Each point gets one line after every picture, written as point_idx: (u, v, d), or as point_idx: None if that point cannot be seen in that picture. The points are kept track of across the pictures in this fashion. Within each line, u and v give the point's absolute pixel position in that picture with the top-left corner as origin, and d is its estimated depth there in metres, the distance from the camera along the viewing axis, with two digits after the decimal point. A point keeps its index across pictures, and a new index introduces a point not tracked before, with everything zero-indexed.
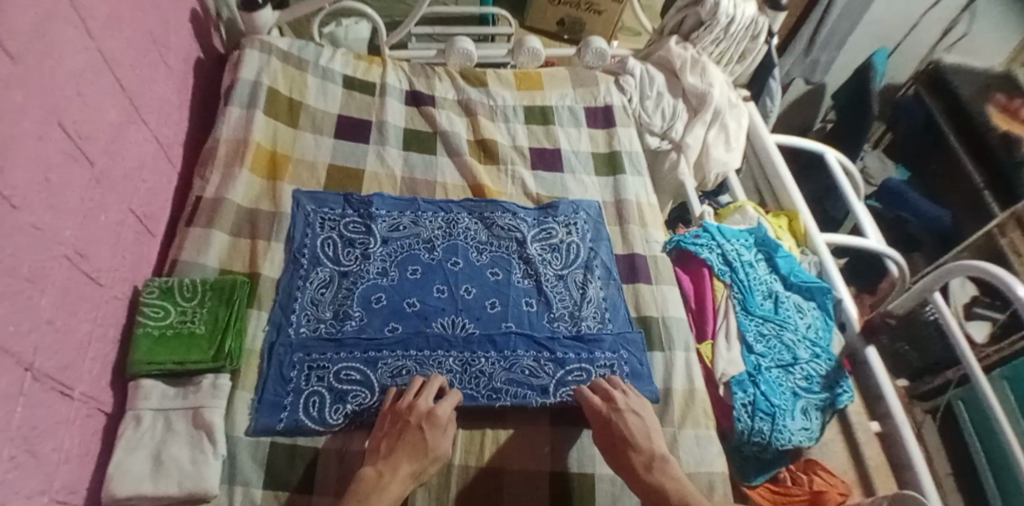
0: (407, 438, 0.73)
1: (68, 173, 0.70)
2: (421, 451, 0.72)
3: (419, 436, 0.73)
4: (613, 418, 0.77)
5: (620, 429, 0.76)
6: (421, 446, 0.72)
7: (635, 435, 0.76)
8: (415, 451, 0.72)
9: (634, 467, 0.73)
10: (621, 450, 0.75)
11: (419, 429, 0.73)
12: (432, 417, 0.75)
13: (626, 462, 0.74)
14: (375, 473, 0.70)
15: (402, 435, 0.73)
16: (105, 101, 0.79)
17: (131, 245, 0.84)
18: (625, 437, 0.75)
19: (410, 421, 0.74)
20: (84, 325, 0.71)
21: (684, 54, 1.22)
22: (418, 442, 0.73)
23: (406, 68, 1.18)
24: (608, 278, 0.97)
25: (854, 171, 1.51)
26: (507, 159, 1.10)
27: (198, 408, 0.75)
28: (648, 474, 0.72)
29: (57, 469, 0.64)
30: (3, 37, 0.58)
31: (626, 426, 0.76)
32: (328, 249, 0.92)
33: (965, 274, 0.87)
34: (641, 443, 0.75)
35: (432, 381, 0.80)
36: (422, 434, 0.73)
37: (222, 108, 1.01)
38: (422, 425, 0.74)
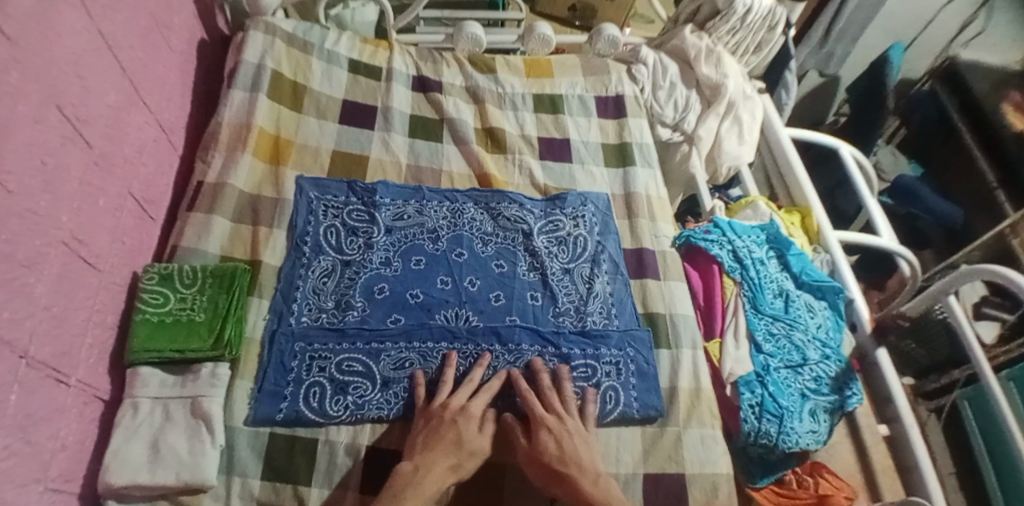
0: (443, 434, 0.72)
1: (66, 156, 0.68)
2: (456, 445, 0.72)
3: (453, 432, 0.73)
4: (547, 431, 0.74)
5: (558, 442, 0.73)
6: (455, 441, 0.72)
7: (574, 450, 0.73)
8: (451, 446, 0.71)
9: (573, 479, 0.70)
10: (556, 468, 0.71)
11: (453, 423, 0.74)
12: (466, 412, 0.75)
13: (559, 476, 0.71)
14: (411, 467, 0.69)
15: (437, 432, 0.73)
16: (104, 83, 0.77)
17: (131, 230, 0.83)
18: (565, 453, 0.72)
19: (445, 418, 0.74)
20: (81, 311, 0.70)
21: (699, 43, 1.18)
22: (452, 438, 0.72)
23: (414, 53, 1.15)
24: (616, 272, 0.95)
25: (869, 166, 1.47)
26: (514, 148, 1.08)
27: (196, 397, 0.74)
28: (589, 487, 0.70)
29: (54, 456, 0.63)
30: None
31: (560, 441, 0.73)
32: (331, 238, 0.91)
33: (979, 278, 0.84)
34: (581, 458, 0.72)
35: (467, 383, 0.79)
36: (456, 429, 0.73)
37: (224, 91, 0.99)
38: (456, 421, 0.74)
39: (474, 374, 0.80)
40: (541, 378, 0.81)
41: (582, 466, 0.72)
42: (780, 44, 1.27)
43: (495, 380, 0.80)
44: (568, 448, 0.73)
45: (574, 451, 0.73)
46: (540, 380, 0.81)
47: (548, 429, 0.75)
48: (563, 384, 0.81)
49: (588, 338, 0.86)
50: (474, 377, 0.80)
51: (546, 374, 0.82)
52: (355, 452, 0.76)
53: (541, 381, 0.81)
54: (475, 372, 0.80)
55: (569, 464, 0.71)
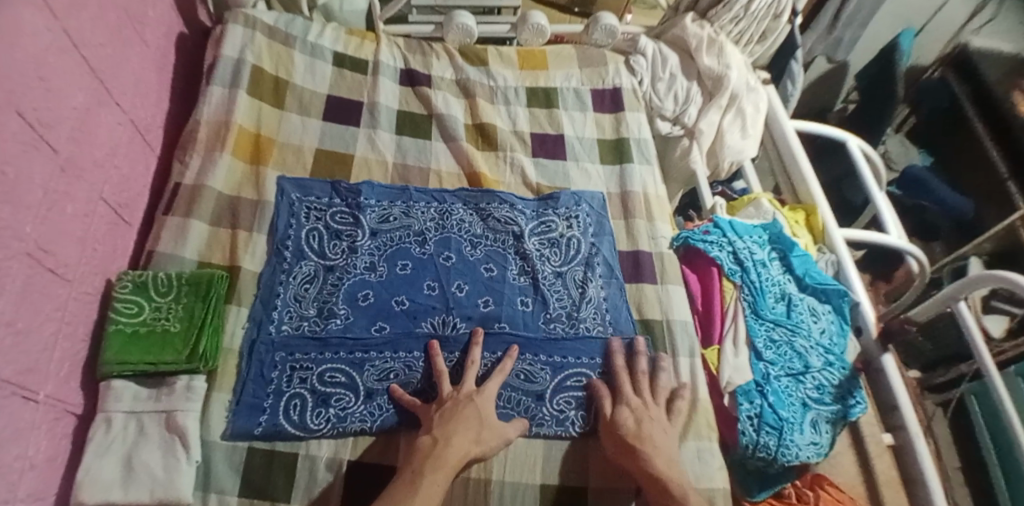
0: (462, 411, 0.71)
1: (28, 163, 0.65)
2: (477, 422, 0.71)
3: (473, 408, 0.72)
4: (629, 408, 0.76)
5: (636, 420, 0.74)
6: (476, 416, 0.71)
7: (649, 428, 0.74)
8: (472, 422, 0.70)
9: (645, 457, 0.71)
10: (629, 446, 0.72)
11: (471, 401, 0.73)
12: (482, 391, 0.74)
13: (632, 453, 0.71)
14: (430, 440, 0.68)
15: (456, 410, 0.71)
16: (72, 82, 0.74)
17: (103, 236, 0.80)
18: (640, 430, 0.73)
19: (461, 400, 0.73)
20: (49, 324, 0.67)
21: (700, 33, 1.13)
22: (473, 413, 0.71)
23: (402, 45, 1.10)
24: (610, 276, 0.91)
25: (876, 159, 1.42)
26: (505, 144, 1.04)
27: (171, 412, 0.71)
28: (660, 464, 0.70)
29: (22, 476, 0.61)
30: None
31: (640, 420, 0.74)
32: (313, 241, 0.87)
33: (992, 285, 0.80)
34: (656, 439, 0.73)
35: (470, 367, 0.77)
36: (475, 407, 0.72)
37: (203, 87, 0.95)
38: (474, 399, 0.73)
39: (473, 353, 0.79)
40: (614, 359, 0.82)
41: (655, 444, 0.72)
42: (786, 33, 1.22)
43: (508, 361, 0.79)
44: (629, 430, 0.73)
45: (649, 431, 0.73)
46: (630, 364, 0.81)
47: (632, 407, 0.76)
48: (629, 373, 0.80)
49: (582, 346, 0.83)
50: (474, 360, 0.78)
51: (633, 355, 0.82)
52: (336, 467, 0.73)
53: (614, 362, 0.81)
54: (474, 352, 0.79)
55: (642, 442, 0.72)
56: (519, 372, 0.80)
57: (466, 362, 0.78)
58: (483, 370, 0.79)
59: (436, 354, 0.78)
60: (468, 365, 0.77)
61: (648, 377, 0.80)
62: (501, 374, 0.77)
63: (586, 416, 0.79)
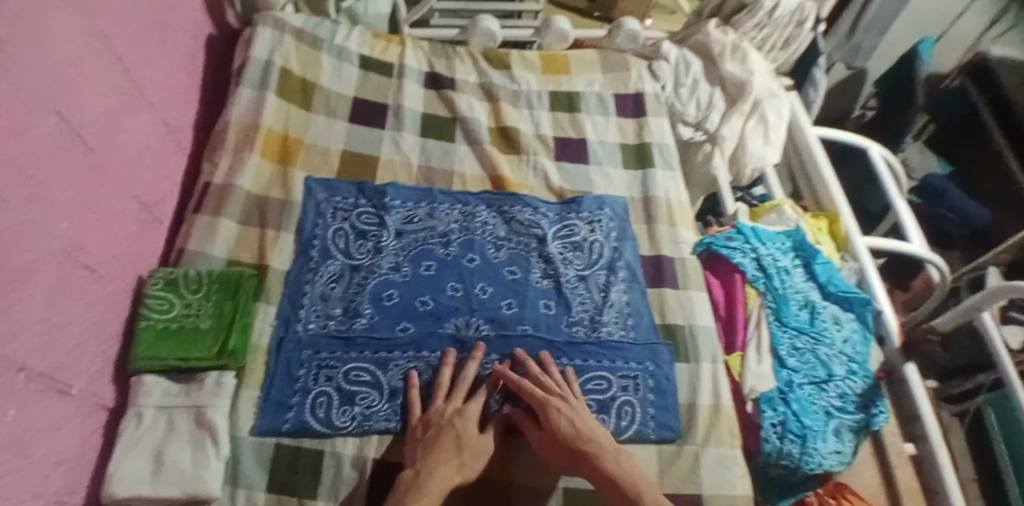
0: (443, 438, 0.71)
1: (63, 161, 0.66)
2: (457, 446, 0.71)
3: (452, 436, 0.71)
4: (558, 412, 0.72)
5: (572, 424, 0.72)
6: (455, 443, 0.71)
7: (588, 428, 0.72)
8: (451, 448, 0.70)
9: (595, 458, 0.69)
10: (575, 449, 0.70)
11: (451, 426, 0.72)
12: (463, 415, 0.74)
13: (585, 456, 0.69)
14: (412, 474, 0.67)
15: (435, 438, 0.71)
16: (104, 82, 0.75)
17: (135, 234, 0.82)
18: (580, 431, 0.71)
19: (444, 425, 0.72)
20: (81, 319, 0.68)
21: (724, 39, 1.14)
22: (451, 440, 0.71)
23: (426, 48, 1.11)
24: (633, 281, 0.91)
25: (897, 168, 1.41)
26: (529, 148, 1.04)
27: (199, 407, 0.73)
28: (613, 465, 0.68)
29: (53, 470, 0.62)
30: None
31: (575, 421, 0.72)
32: (339, 241, 0.88)
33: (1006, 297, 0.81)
34: (598, 436, 0.71)
35: (460, 383, 0.77)
36: (455, 432, 0.72)
37: (233, 88, 0.97)
38: (454, 423, 0.73)
39: (466, 369, 0.78)
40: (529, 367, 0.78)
41: (599, 442, 0.70)
42: (809, 40, 1.22)
43: (495, 376, 0.78)
44: (583, 429, 0.72)
45: (589, 429, 0.72)
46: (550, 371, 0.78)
47: (559, 411, 0.73)
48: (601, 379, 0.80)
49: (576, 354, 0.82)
50: (464, 374, 0.78)
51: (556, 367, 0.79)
52: (362, 465, 0.74)
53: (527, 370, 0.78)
54: (469, 367, 0.78)
55: (585, 442, 0.70)
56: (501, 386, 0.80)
57: (456, 379, 0.78)
58: (475, 381, 0.80)
59: (446, 362, 0.79)
60: (456, 382, 0.78)
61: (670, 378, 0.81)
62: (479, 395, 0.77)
63: (607, 419, 0.79)
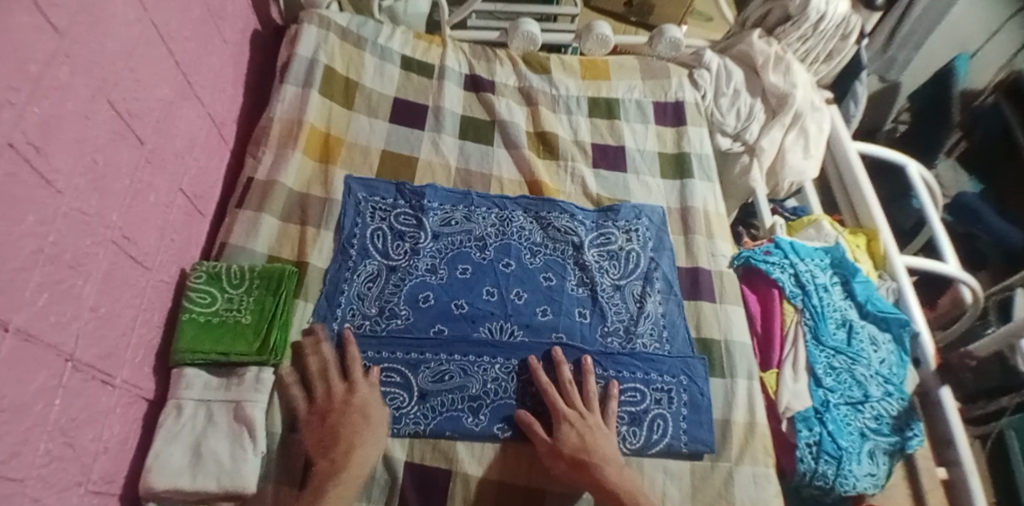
0: (349, 418, 0.71)
1: (116, 153, 0.67)
2: (365, 426, 0.71)
3: (358, 414, 0.72)
4: (569, 425, 0.74)
5: (579, 435, 0.73)
6: (362, 418, 0.72)
7: (596, 442, 0.73)
8: (359, 428, 0.71)
9: (600, 469, 0.71)
10: (579, 461, 0.71)
11: (354, 405, 0.73)
12: (356, 389, 0.74)
13: (583, 465, 0.71)
14: (328, 461, 0.68)
15: (339, 419, 0.71)
16: (156, 75, 0.76)
17: (181, 226, 0.83)
18: (588, 444, 0.73)
19: (345, 404, 0.73)
20: (127, 310, 0.69)
21: (768, 50, 1.12)
22: (357, 418, 0.72)
23: (467, 50, 1.12)
24: (669, 293, 0.91)
25: (935, 185, 1.37)
26: (568, 154, 1.04)
27: (239, 402, 0.74)
28: (615, 477, 0.70)
29: (95, 459, 0.63)
30: (45, 5, 0.54)
31: (584, 434, 0.73)
32: (377, 241, 0.89)
33: None
34: (604, 448, 0.73)
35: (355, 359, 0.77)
36: (360, 409, 0.72)
37: (277, 85, 0.98)
38: (356, 401, 0.73)
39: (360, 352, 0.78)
40: (560, 372, 0.79)
41: (605, 453, 0.72)
42: (854, 53, 1.20)
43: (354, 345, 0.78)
44: (593, 441, 0.73)
45: (596, 441, 0.73)
46: (586, 380, 0.79)
47: (570, 423, 0.74)
48: (584, 378, 0.79)
49: (507, 354, 0.81)
50: (354, 353, 0.78)
51: (593, 376, 0.80)
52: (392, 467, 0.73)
53: (559, 376, 0.79)
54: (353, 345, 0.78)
55: (591, 454, 0.72)
56: (391, 370, 0.78)
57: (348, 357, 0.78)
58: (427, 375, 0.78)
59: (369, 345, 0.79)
60: (345, 357, 0.78)
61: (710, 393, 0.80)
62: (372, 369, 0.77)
63: (639, 433, 0.78)
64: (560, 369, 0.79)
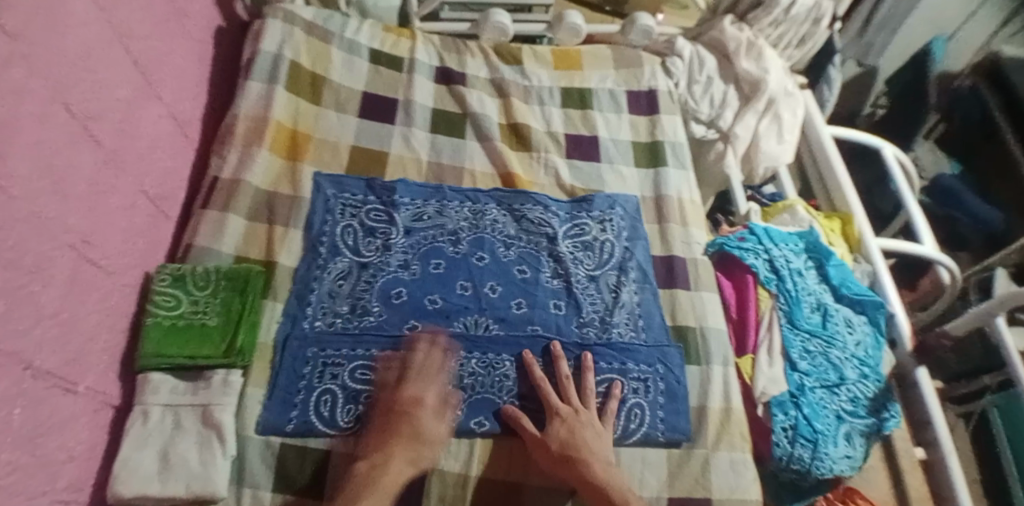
0: (401, 426, 0.71)
1: (75, 155, 0.65)
2: (415, 438, 0.71)
3: (409, 425, 0.71)
4: (560, 420, 0.74)
5: (568, 429, 0.73)
6: (413, 433, 0.71)
7: (582, 437, 0.73)
8: (409, 439, 0.70)
9: (584, 462, 0.70)
10: (567, 456, 0.71)
11: (410, 415, 0.72)
12: (422, 404, 0.73)
13: (570, 461, 0.71)
14: (366, 467, 0.68)
15: (390, 427, 0.71)
16: (116, 75, 0.74)
17: (144, 228, 0.81)
18: (575, 438, 0.72)
19: (403, 412, 0.72)
20: (91, 315, 0.68)
21: (739, 36, 1.12)
22: (409, 430, 0.71)
23: (437, 42, 1.11)
24: (644, 282, 0.90)
25: (911, 166, 1.38)
26: (540, 145, 1.03)
27: (207, 406, 0.73)
28: (598, 471, 0.70)
29: (61, 467, 0.62)
30: None
31: (571, 429, 0.73)
32: (348, 238, 0.88)
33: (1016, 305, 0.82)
34: (591, 444, 0.72)
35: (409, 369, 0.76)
36: (412, 422, 0.71)
37: (241, 82, 0.96)
38: (413, 413, 0.72)
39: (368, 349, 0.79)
40: (559, 368, 0.79)
41: (592, 448, 0.72)
42: (826, 38, 1.20)
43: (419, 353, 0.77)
44: (577, 436, 0.72)
45: (582, 437, 0.72)
46: (583, 379, 0.78)
47: (562, 418, 0.74)
48: (583, 374, 0.79)
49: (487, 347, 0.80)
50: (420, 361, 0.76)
51: (593, 374, 0.79)
52: None
53: (558, 371, 0.79)
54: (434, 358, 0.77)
55: (577, 448, 0.71)
56: (365, 368, 0.78)
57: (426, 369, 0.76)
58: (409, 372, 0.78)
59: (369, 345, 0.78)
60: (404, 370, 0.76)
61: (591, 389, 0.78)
62: (438, 376, 0.76)
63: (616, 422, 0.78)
64: (559, 365, 0.79)
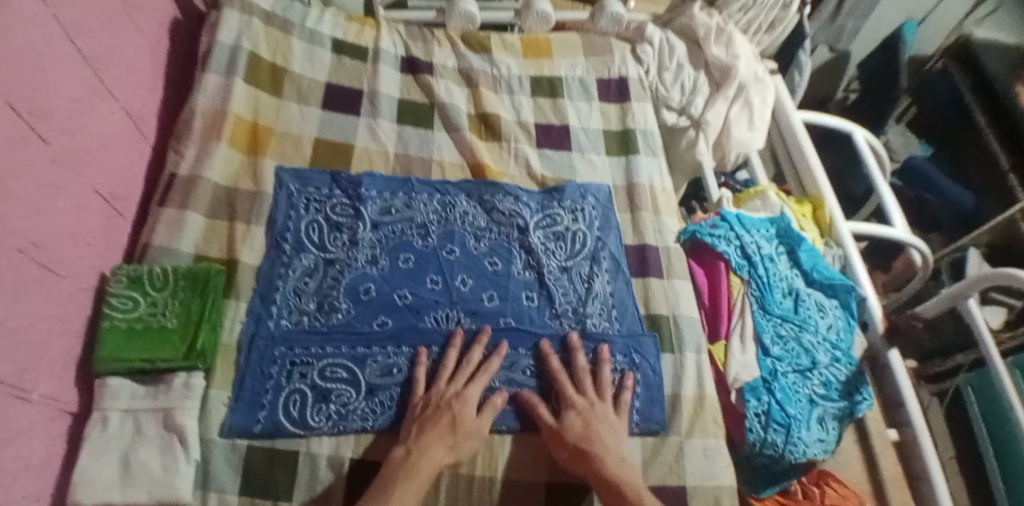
0: (438, 418, 0.70)
1: (21, 155, 0.62)
2: (452, 429, 0.70)
3: (449, 417, 0.70)
4: (576, 411, 0.74)
5: (584, 422, 0.73)
6: (451, 424, 0.70)
7: (598, 430, 0.72)
8: (446, 428, 0.69)
9: (598, 458, 0.70)
10: (580, 448, 0.70)
11: (450, 408, 0.71)
12: (462, 396, 0.73)
13: (583, 455, 0.70)
14: (403, 453, 0.68)
15: (431, 418, 0.71)
16: (63, 72, 0.71)
17: (98, 229, 0.78)
18: (590, 432, 0.72)
19: (443, 406, 0.72)
20: (43, 321, 0.64)
21: (708, 22, 1.12)
22: (447, 421, 0.70)
23: (403, 31, 1.08)
24: (617, 271, 0.90)
25: (881, 149, 1.39)
26: (510, 135, 1.01)
27: (168, 410, 0.70)
28: (614, 467, 0.69)
29: (17, 479, 0.59)
30: None
31: (588, 422, 0.73)
32: (313, 234, 0.85)
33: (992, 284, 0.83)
34: (608, 440, 0.71)
35: (466, 365, 0.76)
36: (452, 413, 0.71)
37: (198, 75, 0.93)
38: (453, 406, 0.72)
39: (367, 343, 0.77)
40: (575, 359, 0.79)
41: (607, 444, 0.71)
42: (795, 23, 1.20)
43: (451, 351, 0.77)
44: (593, 431, 0.72)
45: (598, 431, 0.72)
46: (601, 372, 0.79)
47: (578, 409, 0.74)
48: (601, 366, 0.79)
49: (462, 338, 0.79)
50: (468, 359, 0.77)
51: (610, 367, 0.80)
52: (338, 464, 0.72)
53: (575, 362, 0.79)
54: (474, 350, 0.78)
55: (591, 443, 0.71)
56: (336, 366, 0.76)
57: (462, 361, 0.77)
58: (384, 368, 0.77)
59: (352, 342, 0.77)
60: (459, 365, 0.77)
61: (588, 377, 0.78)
62: (486, 375, 0.76)
63: None
64: (576, 356, 0.80)
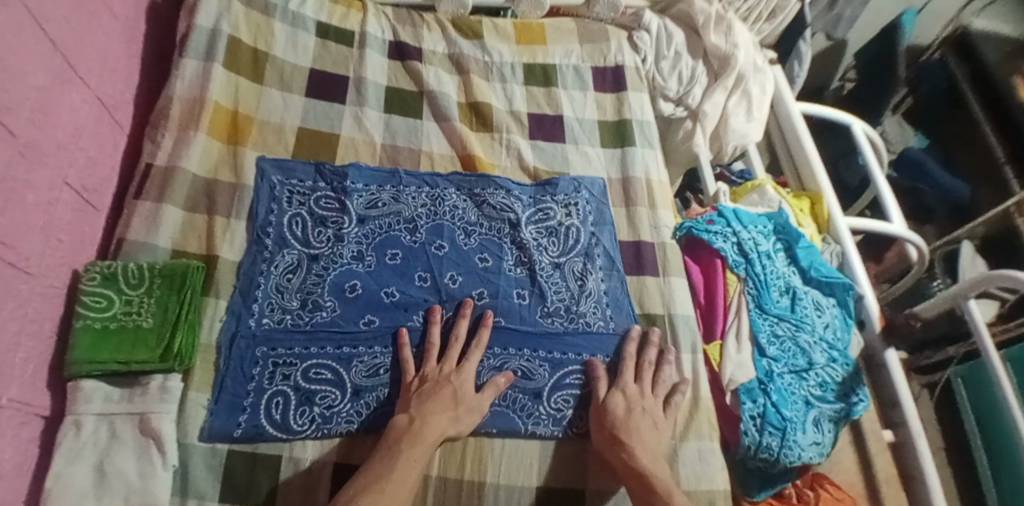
0: (437, 391, 0.70)
1: None
2: (452, 400, 0.69)
3: (450, 390, 0.70)
4: (620, 392, 0.75)
5: (627, 407, 0.73)
6: (452, 397, 0.70)
7: (633, 421, 0.72)
8: (448, 399, 0.69)
9: (634, 451, 0.69)
10: (616, 437, 0.70)
11: (449, 382, 0.71)
12: (460, 371, 0.73)
13: (619, 445, 0.69)
14: (406, 421, 0.67)
15: (431, 391, 0.70)
16: (30, 59, 0.66)
17: (70, 223, 0.74)
18: (626, 421, 0.71)
19: (439, 381, 0.71)
20: (12, 323, 0.61)
21: (708, 9, 1.08)
22: (448, 394, 0.70)
23: (390, 15, 1.04)
24: (611, 269, 0.87)
25: (879, 142, 1.36)
26: (502, 125, 0.98)
27: (145, 414, 0.67)
28: (648, 462, 0.68)
29: None
30: None
31: (631, 408, 0.73)
32: (296, 229, 0.82)
33: (994, 285, 0.81)
34: (643, 436, 0.70)
35: (454, 342, 0.75)
36: (452, 387, 0.70)
37: (176, 60, 0.88)
38: (453, 380, 0.71)
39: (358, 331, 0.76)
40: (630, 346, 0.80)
41: (642, 438, 0.70)
42: (796, 10, 1.17)
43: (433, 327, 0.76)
44: (632, 420, 0.72)
45: (636, 424, 0.71)
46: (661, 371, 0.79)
47: (624, 392, 0.75)
48: (652, 361, 0.79)
49: (438, 331, 0.77)
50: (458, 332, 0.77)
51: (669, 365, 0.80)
52: (322, 467, 0.70)
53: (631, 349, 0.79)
54: (459, 325, 0.77)
55: (626, 432, 0.70)
56: (320, 366, 0.73)
57: (450, 337, 0.76)
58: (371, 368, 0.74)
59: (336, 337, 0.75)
60: (449, 341, 0.76)
61: (647, 368, 0.78)
62: (478, 350, 0.75)
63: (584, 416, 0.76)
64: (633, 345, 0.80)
